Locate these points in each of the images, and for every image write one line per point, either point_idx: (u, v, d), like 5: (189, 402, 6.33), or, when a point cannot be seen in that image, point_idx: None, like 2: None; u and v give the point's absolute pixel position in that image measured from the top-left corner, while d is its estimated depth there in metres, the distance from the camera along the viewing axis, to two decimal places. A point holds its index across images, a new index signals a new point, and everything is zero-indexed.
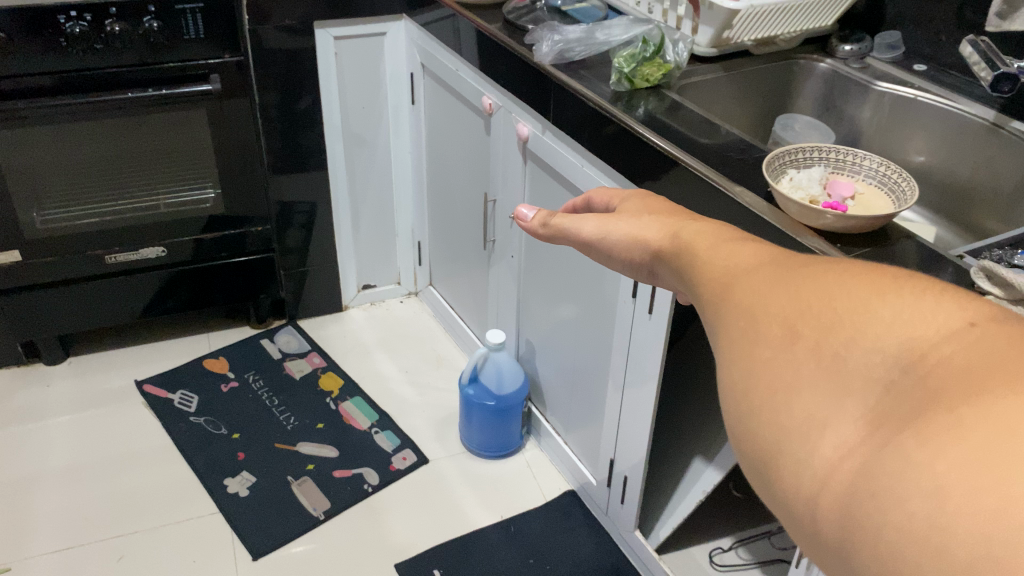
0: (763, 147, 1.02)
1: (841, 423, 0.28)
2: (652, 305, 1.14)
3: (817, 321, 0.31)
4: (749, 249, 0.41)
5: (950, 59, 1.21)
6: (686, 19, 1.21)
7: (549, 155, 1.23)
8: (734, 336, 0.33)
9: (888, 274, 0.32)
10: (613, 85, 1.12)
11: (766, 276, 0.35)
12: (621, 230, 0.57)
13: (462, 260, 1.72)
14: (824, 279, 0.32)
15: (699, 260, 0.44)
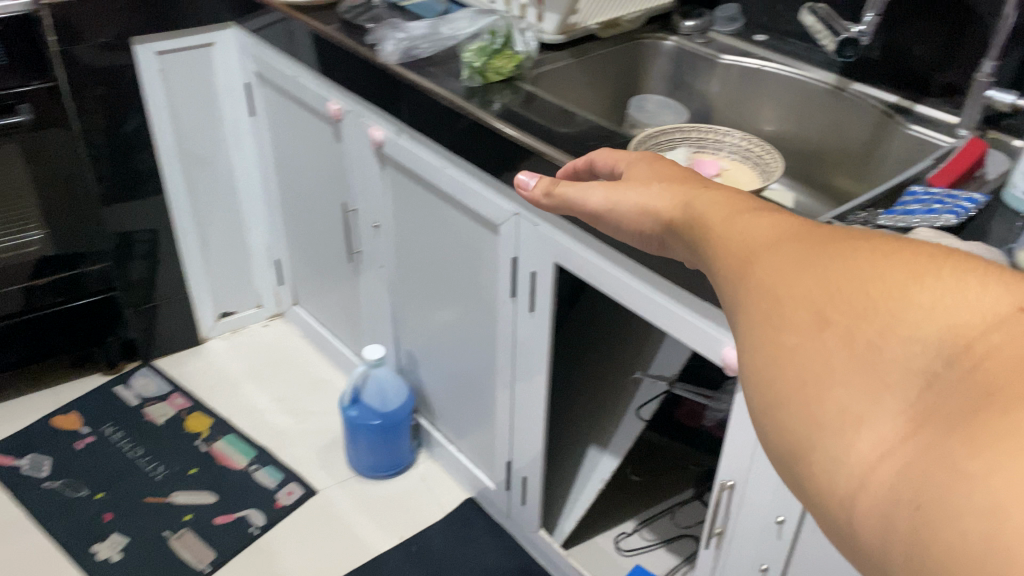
0: (624, 134, 1.00)
1: (881, 414, 0.32)
2: (533, 302, 1.09)
3: (849, 310, 0.35)
4: (761, 215, 0.45)
5: (787, 27, 1.22)
6: (529, 7, 1.17)
7: (406, 158, 1.17)
8: (765, 320, 0.38)
9: (921, 256, 0.36)
10: (465, 81, 1.07)
11: (794, 257, 0.39)
12: (640, 196, 0.58)
13: (325, 276, 1.64)
14: (852, 266, 0.37)
15: (712, 229, 0.48)
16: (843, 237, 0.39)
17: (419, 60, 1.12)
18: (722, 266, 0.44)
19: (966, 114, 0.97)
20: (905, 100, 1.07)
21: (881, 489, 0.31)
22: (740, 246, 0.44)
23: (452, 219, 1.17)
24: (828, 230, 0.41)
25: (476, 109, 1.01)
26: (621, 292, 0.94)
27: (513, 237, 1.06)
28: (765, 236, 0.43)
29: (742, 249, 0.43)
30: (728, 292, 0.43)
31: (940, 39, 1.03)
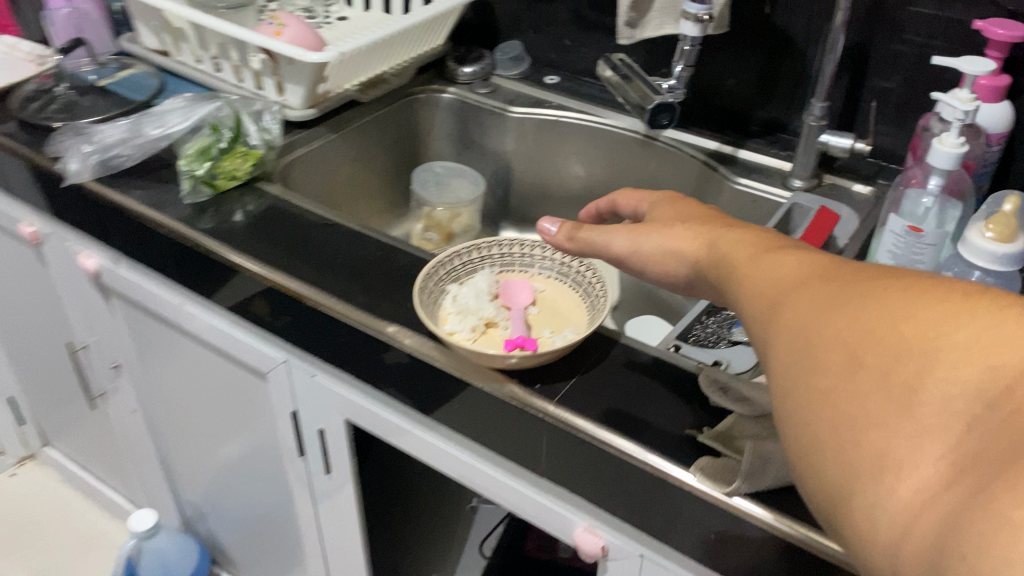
0: (407, 244, 0.78)
1: (920, 459, 0.28)
2: (329, 463, 0.84)
3: (882, 349, 0.30)
4: (791, 253, 0.40)
5: (579, 64, 1.05)
6: (268, 77, 0.93)
7: (133, 291, 0.90)
8: (796, 364, 0.34)
9: (957, 295, 0.30)
10: (186, 196, 0.82)
11: (827, 295, 0.34)
12: (665, 235, 0.52)
13: (66, 419, 1.30)
14: (884, 302, 0.32)
15: (739, 274, 0.43)
16: (888, 277, 0.34)
17: (125, 171, 0.85)
18: (749, 304, 0.39)
19: (800, 160, 0.86)
20: (726, 145, 0.94)
21: (924, 539, 0.27)
22: (769, 290, 0.39)
23: (209, 359, 0.92)
24: (866, 271, 0.35)
25: (211, 241, 0.77)
26: (435, 454, 0.72)
27: (286, 388, 0.82)
28: (791, 279, 0.38)
29: (770, 291, 0.38)
30: (759, 334, 0.38)
31: (755, 74, 0.92)
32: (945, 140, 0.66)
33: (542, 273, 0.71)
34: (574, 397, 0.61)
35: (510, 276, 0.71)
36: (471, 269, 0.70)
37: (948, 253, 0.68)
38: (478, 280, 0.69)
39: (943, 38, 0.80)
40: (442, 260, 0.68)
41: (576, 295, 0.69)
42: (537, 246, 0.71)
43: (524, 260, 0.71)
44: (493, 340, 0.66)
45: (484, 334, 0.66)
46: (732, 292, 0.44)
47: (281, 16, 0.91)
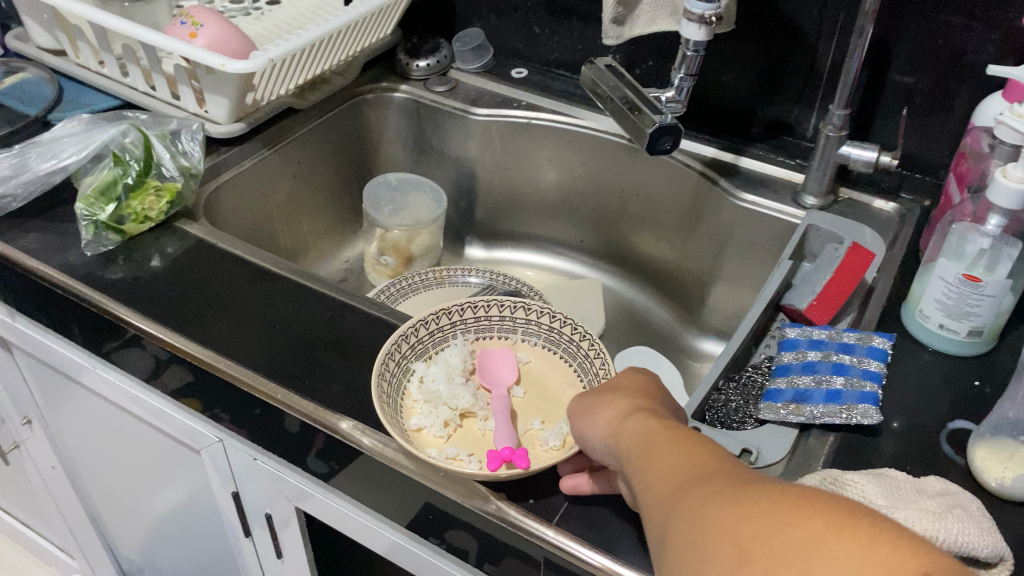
0: (361, 297, 0.66)
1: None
2: (279, 541, 0.74)
3: (765, 551, 0.30)
4: (698, 443, 0.38)
5: (550, 54, 0.92)
6: (183, 85, 0.76)
7: (37, 349, 0.76)
8: (682, 562, 0.32)
9: (845, 510, 0.30)
10: (87, 244, 0.67)
11: (721, 490, 0.33)
12: (594, 406, 0.45)
13: None
14: (771, 504, 0.31)
15: (644, 458, 0.39)
16: (776, 484, 0.33)
17: (12, 212, 0.70)
18: (647, 482, 0.38)
19: (813, 176, 0.75)
20: (725, 151, 0.82)
21: None
22: (664, 473, 0.37)
23: (129, 423, 0.78)
24: (757, 475, 0.35)
25: (119, 305, 0.63)
26: (403, 558, 0.60)
27: (224, 465, 0.70)
28: (688, 466, 0.37)
29: (659, 481, 0.37)
30: (652, 517, 0.36)
31: (755, 70, 0.80)
32: (1010, 172, 0.54)
33: (527, 340, 0.62)
34: (576, 514, 0.49)
35: (488, 345, 0.62)
36: (442, 340, 0.60)
37: (1008, 301, 0.58)
38: (452, 352, 0.59)
39: (979, 30, 0.69)
40: (407, 331, 0.58)
41: (568, 367, 0.60)
42: (519, 308, 0.62)
43: (504, 325, 0.62)
44: (471, 434, 0.56)
45: (459, 427, 0.56)
46: (633, 474, 0.39)
47: (197, 13, 0.76)
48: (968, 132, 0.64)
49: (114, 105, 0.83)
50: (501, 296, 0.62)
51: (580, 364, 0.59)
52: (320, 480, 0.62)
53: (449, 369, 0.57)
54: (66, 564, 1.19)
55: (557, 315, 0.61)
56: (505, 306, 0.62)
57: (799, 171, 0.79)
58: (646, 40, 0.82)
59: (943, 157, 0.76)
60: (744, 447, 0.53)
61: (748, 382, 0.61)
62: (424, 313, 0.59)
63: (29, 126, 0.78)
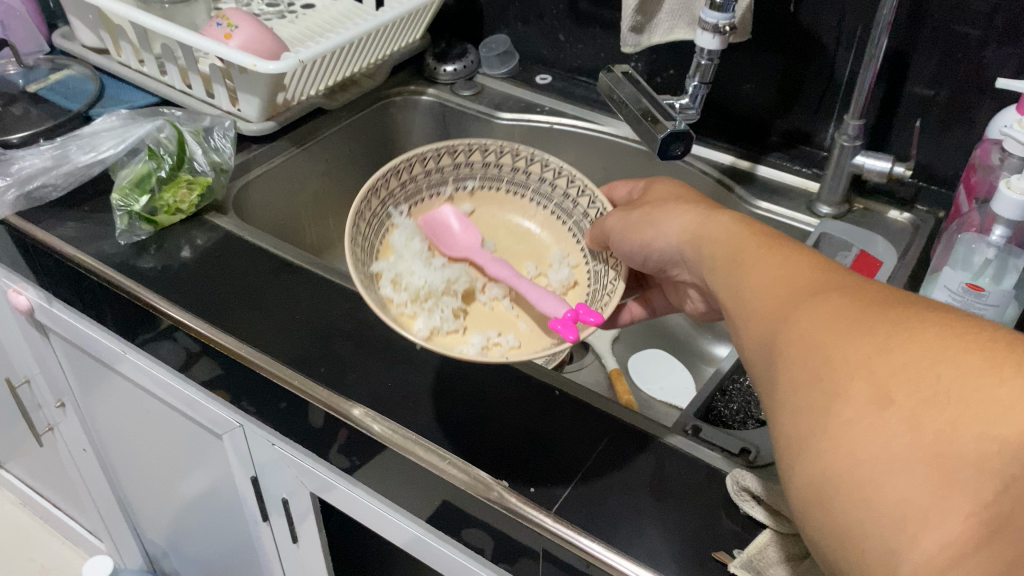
0: None
1: (950, 513, 0.27)
2: (293, 525, 0.76)
3: (910, 387, 0.29)
4: (801, 254, 0.40)
5: (574, 62, 0.94)
6: (217, 84, 0.79)
7: (71, 333, 0.80)
8: (808, 387, 0.32)
9: (998, 342, 0.29)
10: (121, 234, 0.70)
11: (848, 310, 0.33)
12: (656, 216, 0.52)
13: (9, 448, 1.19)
14: (914, 337, 0.30)
15: (740, 261, 0.42)
16: (912, 306, 0.32)
17: (53, 201, 0.74)
18: (756, 295, 0.39)
19: (828, 185, 0.76)
20: (742, 159, 0.84)
21: None
22: (777, 290, 0.38)
23: (157, 409, 0.81)
24: (885, 291, 0.34)
25: (148, 291, 0.66)
26: (410, 543, 0.63)
27: (244, 450, 0.73)
28: (801, 284, 0.37)
29: (763, 295, 0.38)
30: (765, 334, 0.37)
31: (773, 80, 0.81)
32: (1014, 184, 0.55)
33: (457, 183, 0.66)
34: (575, 503, 0.51)
35: (423, 211, 0.65)
36: (385, 224, 0.61)
37: (1012, 311, 0.58)
38: (404, 239, 0.62)
39: (997, 44, 0.69)
40: (356, 232, 0.56)
41: (502, 174, 0.66)
42: (442, 156, 0.64)
43: (430, 182, 0.65)
44: (479, 310, 0.62)
45: (467, 312, 0.61)
46: (727, 279, 0.43)
47: (232, 15, 0.79)
48: (979, 144, 0.65)
49: (153, 102, 0.87)
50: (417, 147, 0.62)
51: (519, 173, 0.66)
52: (335, 469, 0.63)
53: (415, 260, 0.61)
54: (96, 547, 1.23)
55: (482, 146, 0.64)
56: (427, 159, 0.63)
57: (815, 179, 0.81)
58: (666, 47, 0.83)
59: (959, 169, 0.76)
60: (743, 446, 0.55)
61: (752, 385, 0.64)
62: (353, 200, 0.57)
63: (72, 122, 0.81)
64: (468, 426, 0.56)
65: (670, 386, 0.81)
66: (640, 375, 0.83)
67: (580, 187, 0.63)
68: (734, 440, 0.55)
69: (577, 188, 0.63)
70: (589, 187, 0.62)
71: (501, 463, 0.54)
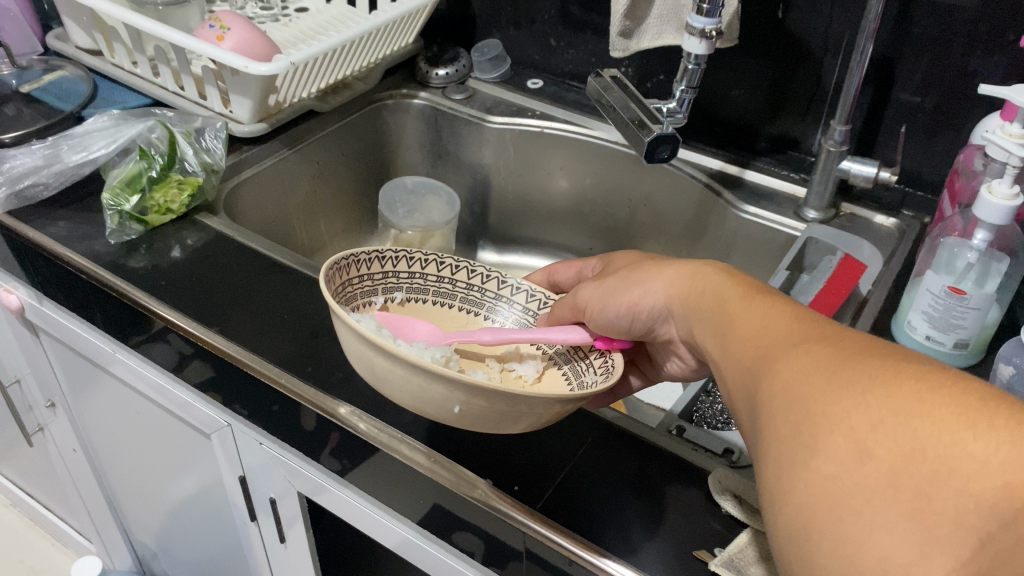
0: None
1: (932, 572, 0.26)
2: (281, 525, 0.77)
3: (889, 443, 0.27)
4: (781, 303, 0.38)
5: (565, 66, 0.95)
6: (210, 86, 0.80)
7: (60, 332, 0.80)
8: (786, 441, 0.31)
9: (972, 395, 0.28)
10: (111, 233, 0.70)
11: (825, 361, 0.32)
12: (640, 278, 0.49)
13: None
14: (891, 388, 0.29)
15: (723, 312, 0.41)
16: (888, 354, 0.31)
17: (44, 200, 0.74)
18: (740, 350, 0.37)
19: (815, 190, 0.76)
20: (730, 164, 0.85)
21: None
22: (759, 340, 0.36)
23: (147, 410, 0.82)
24: (862, 337, 0.33)
25: (138, 291, 0.66)
26: (397, 543, 0.63)
27: (233, 450, 0.73)
28: (780, 335, 0.36)
29: (746, 348, 0.37)
30: (749, 387, 0.35)
31: (762, 85, 0.82)
32: (995, 189, 0.56)
33: (386, 293, 0.60)
34: (558, 502, 0.52)
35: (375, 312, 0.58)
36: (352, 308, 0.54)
37: (991, 315, 0.59)
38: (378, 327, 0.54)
39: (982, 51, 0.70)
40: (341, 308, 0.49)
41: (428, 284, 0.62)
42: (374, 259, 0.58)
43: (366, 287, 0.58)
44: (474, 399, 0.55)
45: None
46: (709, 327, 0.41)
47: (224, 17, 0.80)
48: (964, 150, 0.66)
49: (146, 103, 0.87)
50: (361, 247, 0.57)
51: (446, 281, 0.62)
52: (323, 468, 0.64)
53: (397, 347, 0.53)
54: (85, 549, 1.23)
55: (412, 254, 0.60)
56: (366, 263, 0.57)
57: (803, 184, 0.81)
58: (656, 53, 0.84)
59: (944, 176, 0.77)
60: (727, 447, 0.56)
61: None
62: (321, 271, 0.51)
63: (65, 122, 0.82)
64: (454, 425, 0.56)
65: (658, 390, 0.82)
66: None
67: (517, 285, 0.63)
68: (720, 439, 0.56)
69: (511, 287, 0.63)
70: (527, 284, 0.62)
71: (486, 462, 0.54)
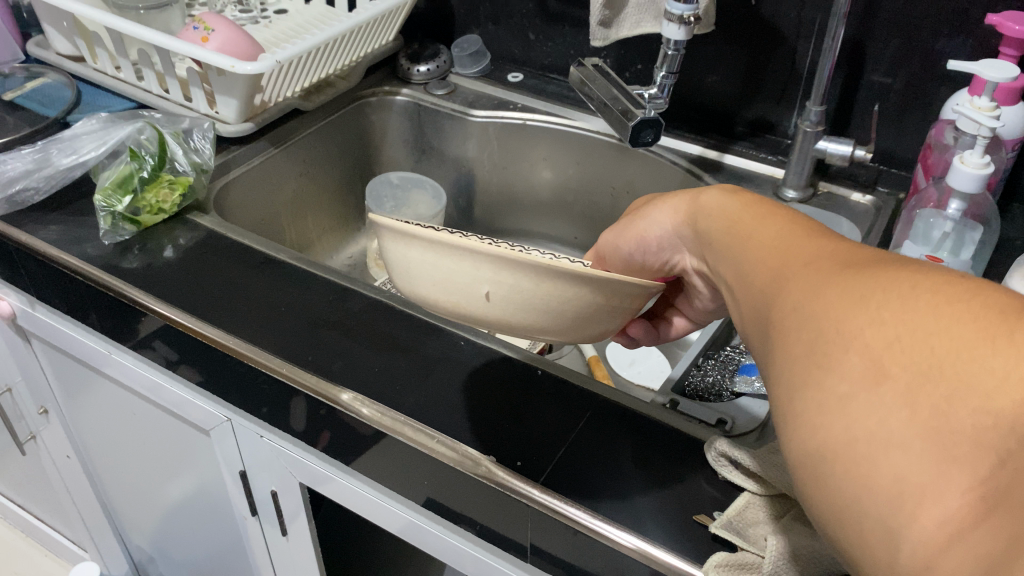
0: (362, 282, 0.70)
1: (948, 491, 0.23)
2: (283, 520, 0.78)
3: (906, 355, 0.25)
4: (801, 224, 0.36)
5: (544, 60, 0.97)
6: (195, 88, 0.81)
7: (54, 337, 0.80)
8: (798, 361, 0.29)
9: (997, 307, 0.25)
10: (105, 234, 0.71)
11: (843, 277, 0.29)
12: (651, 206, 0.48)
13: None
14: (906, 300, 0.26)
15: (739, 234, 0.39)
16: (908, 266, 0.28)
17: (35, 205, 0.75)
18: (762, 270, 0.35)
19: (793, 170, 0.78)
20: (710, 149, 0.87)
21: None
22: (779, 260, 0.34)
23: (144, 411, 0.82)
24: (878, 257, 0.31)
25: (135, 289, 0.67)
26: (404, 529, 0.64)
27: (232, 446, 0.74)
28: (806, 256, 0.33)
29: (769, 267, 0.35)
30: (765, 315, 0.33)
31: (737, 71, 0.84)
32: (968, 159, 0.58)
33: None
34: (562, 477, 0.53)
35: None
36: None
37: None
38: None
39: (949, 32, 0.72)
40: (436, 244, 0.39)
41: None
42: None
43: None
44: None
45: None
46: (726, 253, 0.40)
47: (208, 19, 0.81)
48: (935, 124, 0.68)
49: (130, 106, 0.87)
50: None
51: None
52: (327, 458, 0.65)
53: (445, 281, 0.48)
54: (79, 557, 1.23)
55: None
56: None
57: (780, 166, 0.84)
58: (635, 43, 0.86)
59: (918, 152, 0.80)
60: (721, 418, 0.58)
61: (726, 360, 0.67)
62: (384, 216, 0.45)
63: (51, 127, 0.82)
64: (459, 406, 0.58)
65: (647, 371, 0.84)
66: (618, 362, 0.85)
67: None
68: (712, 408, 0.59)
69: None
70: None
71: (486, 440, 0.56)
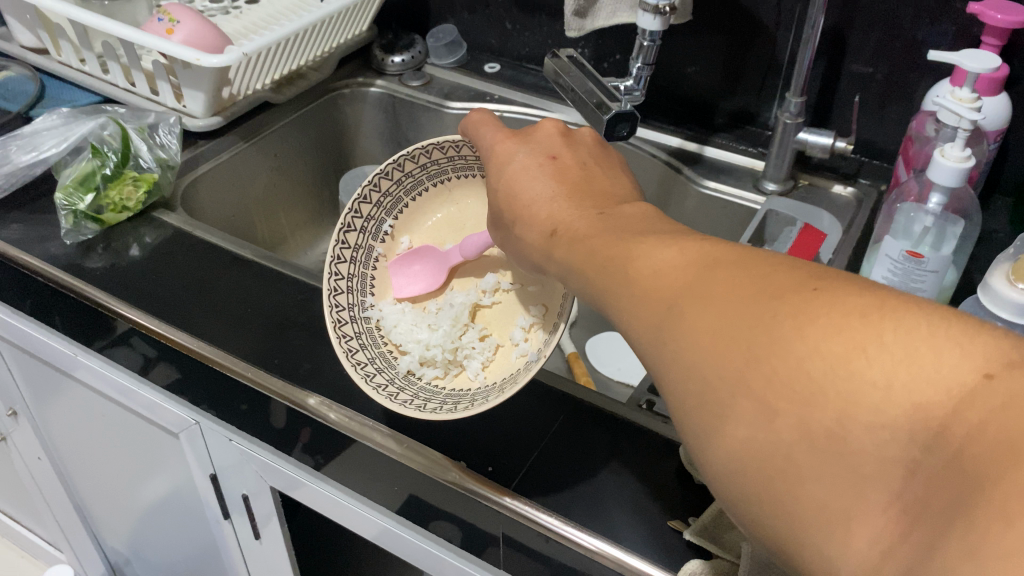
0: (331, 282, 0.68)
1: (869, 511, 0.25)
2: (256, 524, 0.76)
3: (791, 391, 0.27)
4: (635, 247, 0.36)
5: (522, 50, 0.95)
6: (161, 81, 0.79)
7: (19, 337, 0.78)
8: (697, 409, 0.30)
9: (852, 314, 0.27)
10: (65, 233, 0.69)
11: (702, 309, 0.31)
12: (522, 233, 0.45)
13: None
14: (772, 332, 0.28)
15: (588, 273, 0.38)
16: (762, 282, 0.30)
17: None
18: (619, 304, 0.36)
19: (773, 162, 0.77)
20: (690, 141, 0.86)
21: None
22: (630, 301, 0.35)
23: (113, 413, 0.80)
24: (724, 264, 0.32)
25: (96, 290, 0.65)
26: (376, 534, 0.63)
27: (202, 450, 0.72)
28: (648, 284, 0.34)
29: (623, 304, 0.35)
30: (644, 353, 0.34)
31: (717, 62, 0.82)
32: (948, 152, 0.57)
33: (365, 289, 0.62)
34: (534, 482, 0.52)
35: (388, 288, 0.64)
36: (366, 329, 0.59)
37: (950, 276, 0.61)
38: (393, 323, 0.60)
39: (930, 20, 0.70)
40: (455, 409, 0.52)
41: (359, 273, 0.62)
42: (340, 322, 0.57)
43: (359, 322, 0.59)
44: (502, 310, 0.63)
45: (485, 326, 0.62)
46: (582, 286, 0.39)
47: (173, 10, 0.78)
48: (916, 116, 0.67)
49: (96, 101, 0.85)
50: (330, 334, 0.55)
51: (366, 224, 0.63)
52: (300, 464, 0.63)
53: (414, 330, 0.59)
54: (56, 558, 1.21)
55: (334, 286, 0.59)
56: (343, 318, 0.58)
57: (760, 158, 0.82)
58: (612, 32, 0.84)
59: (897, 143, 0.79)
60: None
61: None
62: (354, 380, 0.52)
63: (13, 122, 0.80)
64: None
65: (627, 368, 0.82)
66: (598, 358, 0.84)
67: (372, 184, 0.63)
68: None
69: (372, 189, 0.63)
70: (411, 153, 0.62)
71: (457, 442, 0.54)
